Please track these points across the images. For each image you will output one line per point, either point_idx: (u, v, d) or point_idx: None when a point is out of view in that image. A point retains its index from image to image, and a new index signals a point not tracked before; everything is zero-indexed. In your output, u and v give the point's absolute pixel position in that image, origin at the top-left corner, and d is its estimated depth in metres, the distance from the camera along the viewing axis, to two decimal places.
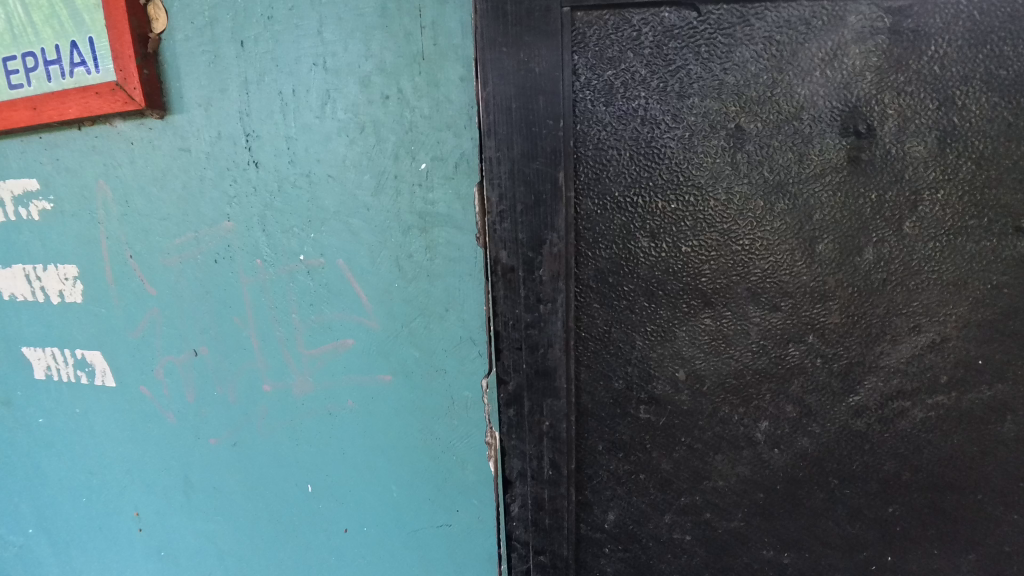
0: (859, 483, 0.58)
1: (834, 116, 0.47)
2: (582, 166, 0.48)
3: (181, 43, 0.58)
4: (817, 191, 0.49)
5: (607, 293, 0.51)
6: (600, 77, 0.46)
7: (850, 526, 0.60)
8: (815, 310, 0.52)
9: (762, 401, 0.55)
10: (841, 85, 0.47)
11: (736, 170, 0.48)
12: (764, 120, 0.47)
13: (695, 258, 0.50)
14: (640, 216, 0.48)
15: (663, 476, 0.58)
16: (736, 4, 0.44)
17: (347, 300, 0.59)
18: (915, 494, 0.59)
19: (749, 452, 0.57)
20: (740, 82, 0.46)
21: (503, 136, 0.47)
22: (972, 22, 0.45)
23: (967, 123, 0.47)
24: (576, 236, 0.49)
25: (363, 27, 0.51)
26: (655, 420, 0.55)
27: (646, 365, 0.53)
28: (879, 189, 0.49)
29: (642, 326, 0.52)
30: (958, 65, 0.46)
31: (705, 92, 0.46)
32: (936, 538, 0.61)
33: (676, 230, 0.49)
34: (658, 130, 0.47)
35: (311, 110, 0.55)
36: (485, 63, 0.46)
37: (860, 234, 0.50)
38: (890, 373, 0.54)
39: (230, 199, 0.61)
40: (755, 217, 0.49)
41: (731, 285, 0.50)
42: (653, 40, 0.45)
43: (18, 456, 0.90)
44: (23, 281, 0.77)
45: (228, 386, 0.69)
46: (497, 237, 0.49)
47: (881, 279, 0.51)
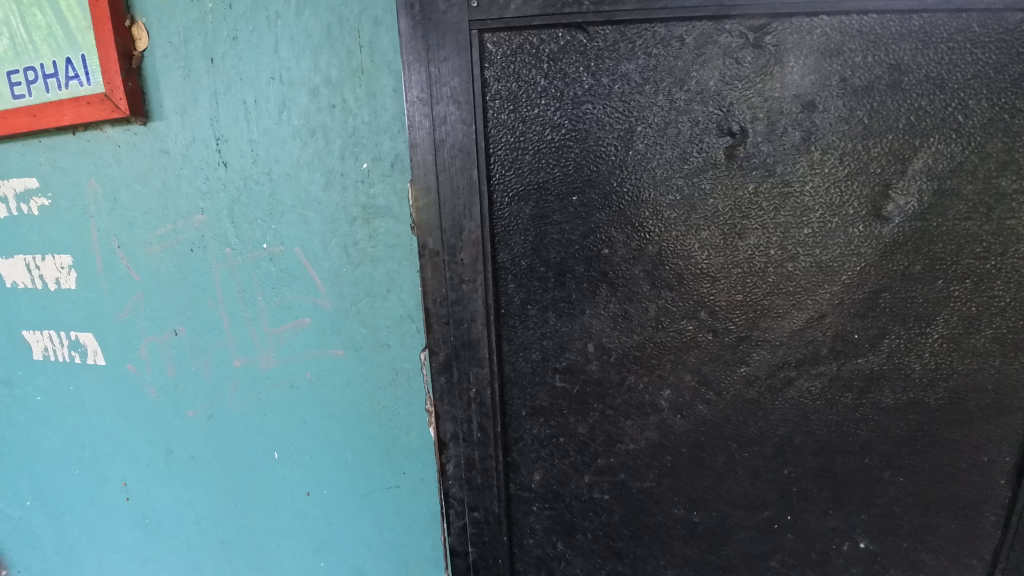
0: (755, 446, 0.63)
1: (710, 120, 0.54)
2: (495, 164, 0.56)
3: (159, 59, 0.67)
4: (700, 183, 0.55)
5: (521, 275, 0.58)
6: (506, 88, 0.54)
7: (751, 487, 0.65)
8: (704, 290, 0.58)
9: (664, 370, 0.61)
10: (715, 92, 0.53)
11: (628, 167, 0.55)
12: (650, 123, 0.54)
13: (596, 243, 0.57)
14: (546, 207, 0.56)
15: (581, 439, 0.64)
16: (619, 25, 0.52)
17: (303, 283, 0.67)
18: (808, 458, 0.63)
19: (655, 417, 0.62)
20: (626, 91, 0.53)
21: (426, 140, 0.55)
22: (826, 37, 0.51)
23: (827, 123, 0.54)
24: (492, 224, 0.57)
25: (312, 46, 0.60)
26: (570, 388, 0.62)
27: (558, 339, 0.60)
28: (754, 182, 0.55)
29: (553, 303, 0.59)
30: (816, 74, 0.52)
31: (596, 100, 0.54)
32: (830, 500, 0.64)
33: (578, 219, 0.56)
34: (558, 133, 0.54)
35: (269, 117, 0.63)
36: (410, 77, 0.55)
37: (744, 220, 0.56)
38: (776, 346, 0.59)
39: (203, 194, 0.69)
40: (646, 208, 0.56)
41: (629, 268, 0.58)
42: (550, 56, 0.53)
43: (17, 432, 0.98)
44: (23, 270, 0.85)
45: (203, 362, 0.77)
46: (423, 227, 0.58)
47: (762, 260, 0.57)
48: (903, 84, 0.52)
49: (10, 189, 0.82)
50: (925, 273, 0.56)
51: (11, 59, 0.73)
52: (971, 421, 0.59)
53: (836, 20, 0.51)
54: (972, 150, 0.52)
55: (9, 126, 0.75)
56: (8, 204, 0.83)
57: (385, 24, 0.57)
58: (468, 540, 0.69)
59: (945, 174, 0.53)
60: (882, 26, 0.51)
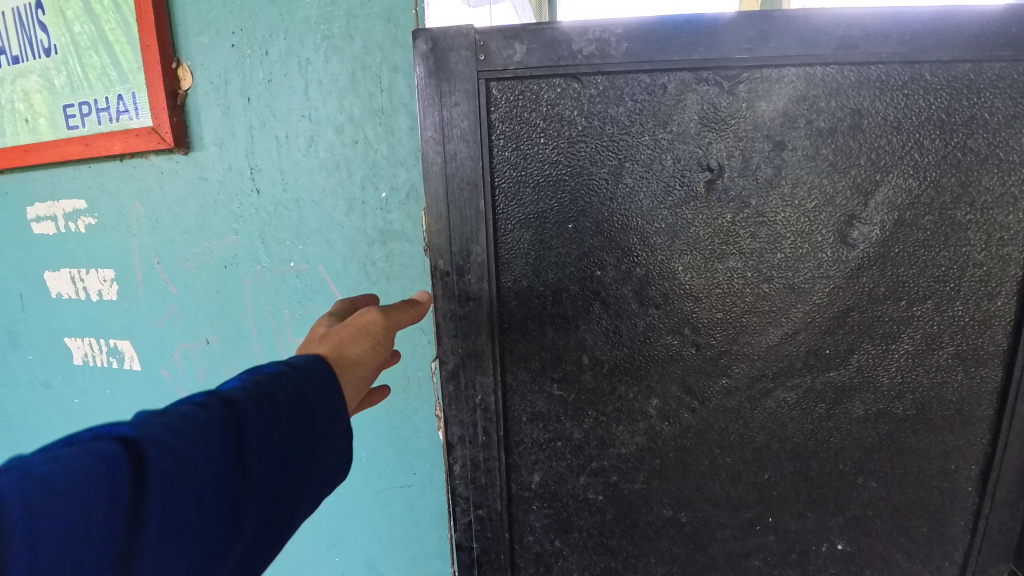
0: (737, 452, 0.69)
1: (692, 157, 0.61)
2: (500, 195, 0.63)
3: (201, 97, 0.74)
4: (684, 213, 0.62)
5: (523, 293, 0.65)
6: (510, 129, 0.61)
7: (733, 489, 0.70)
8: (688, 307, 0.65)
9: (652, 380, 0.67)
10: (695, 133, 0.60)
11: (618, 198, 0.62)
12: (637, 160, 0.61)
13: (590, 265, 0.64)
14: (545, 233, 0.63)
15: (576, 443, 0.70)
16: (609, 75, 0.59)
17: (325, 297, 0.74)
18: (785, 462, 0.69)
19: (644, 423, 0.68)
20: (616, 132, 0.60)
21: (438, 172, 0.62)
22: (794, 84, 0.59)
23: (796, 159, 0.61)
24: (496, 248, 0.64)
25: (338, 88, 0.67)
26: (566, 396, 0.68)
27: (556, 351, 0.67)
28: (732, 211, 0.62)
29: (551, 319, 0.66)
30: (785, 117, 0.60)
31: (590, 140, 0.61)
32: (808, 502, 0.70)
33: (574, 244, 0.63)
34: (556, 168, 0.61)
35: (299, 150, 0.71)
36: (425, 117, 0.61)
37: (723, 247, 0.63)
38: (754, 360, 0.66)
39: (237, 217, 0.77)
40: (635, 234, 0.63)
41: (619, 287, 0.64)
42: (549, 102, 0.60)
43: (51, 433, 1.04)
44: (69, 282, 0.93)
45: (232, 368, 0.84)
46: (435, 247, 0.64)
47: (740, 283, 0.64)
48: (864, 125, 0.60)
49: (60, 209, 0.90)
50: (888, 295, 0.63)
51: (68, 94, 0.81)
52: (935, 430, 0.66)
53: (803, 70, 0.59)
54: (927, 186, 0.60)
55: (64, 154, 0.83)
56: (58, 222, 0.91)
57: (404, 71, 0.65)
58: (473, 536, 0.74)
59: (905, 206, 0.60)
60: (841, 76, 0.59)
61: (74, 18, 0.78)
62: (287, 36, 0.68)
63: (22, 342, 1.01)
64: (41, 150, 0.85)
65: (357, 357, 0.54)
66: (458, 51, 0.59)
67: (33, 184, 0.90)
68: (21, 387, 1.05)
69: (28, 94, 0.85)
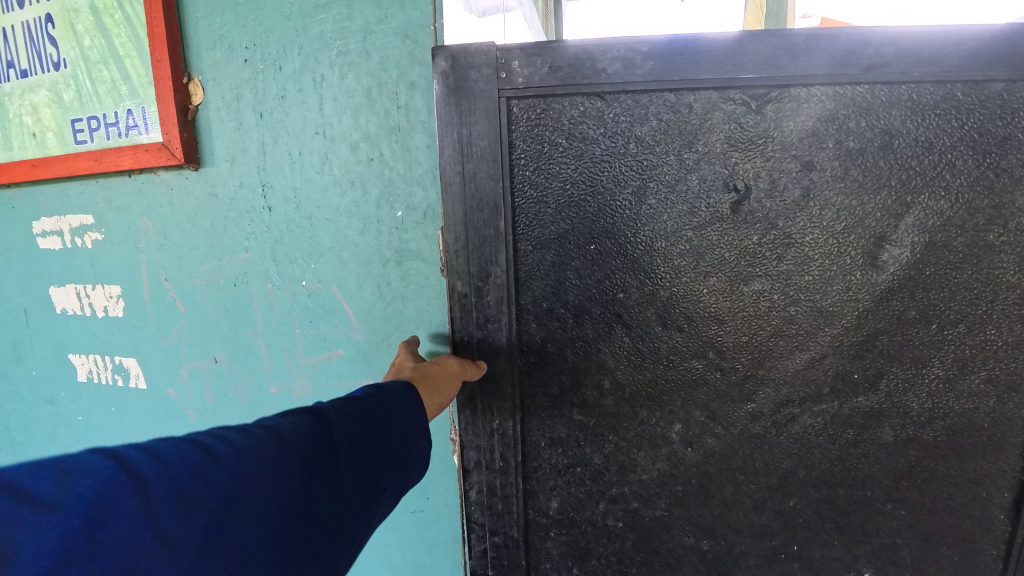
0: (761, 479, 0.66)
1: (717, 177, 0.59)
2: (520, 216, 0.61)
3: (212, 112, 0.73)
4: (709, 234, 0.60)
5: (543, 315, 0.63)
6: (531, 148, 0.59)
7: (757, 517, 0.67)
8: (712, 331, 0.62)
9: (675, 406, 0.65)
10: (721, 153, 0.58)
11: (642, 219, 0.60)
12: (662, 181, 0.59)
13: (612, 288, 0.62)
14: (566, 255, 0.61)
15: (595, 469, 0.68)
16: (634, 93, 0.57)
17: (337, 318, 0.72)
18: (811, 489, 0.66)
19: (666, 449, 0.66)
20: (640, 151, 0.59)
21: (457, 193, 0.61)
22: (823, 104, 0.57)
23: (824, 181, 0.58)
24: (516, 270, 0.62)
25: (353, 105, 0.66)
26: (586, 421, 0.66)
27: (576, 375, 0.65)
28: (758, 233, 0.59)
29: (572, 342, 0.64)
30: (813, 137, 0.57)
31: (613, 159, 0.59)
32: (834, 531, 0.67)
33: (596, 266, 0.61)
34: (578, 188, 0.59)
35: (313, 167, 0.69)
36: (444, 138, 0.60)
37: (749, 269, 0.60)
38: (780, 385, 0.63)
39: (248, 234, 0.75)
40: (659, 256, 0.61)
41: (642, 310, 0.62)
42: (571, 120, 0.58)
43: (55, 450, 1.02)
44: (75, 297, 0.91)
45: (240, 388, 0.82)
46: (453, 269, 0.63)
47: (766, 306, 0.61)
48: (895, 146, 0.57)
49: (67, 224, 0.88)
50: (918, 319, 0.60)
51: (77, 108, 0.80)
52: (967, 456, 0.63)
53: (832, 89, 0.56)
54: (959, 208, 0.57)
55: (71, 169, 0.82)
56: (64, 237, 0.89)
57: (421, 88, 0.63)
58: (489, 563, 0.72)
59: (936, 228, 0.58)
60: (872, 95, 0.56)
61: (84, 32, 0.77)
62: (302, 52, 0.67)
63: (26, 358, 1.00)
64: (49, 164, 0.84)
65: (448, 369, 0.59)
66: (479, 69, 0.58)
67: (39, 199, 0.89)
68: (24, 404, 1.03)
69: (36, 109, 0.84)
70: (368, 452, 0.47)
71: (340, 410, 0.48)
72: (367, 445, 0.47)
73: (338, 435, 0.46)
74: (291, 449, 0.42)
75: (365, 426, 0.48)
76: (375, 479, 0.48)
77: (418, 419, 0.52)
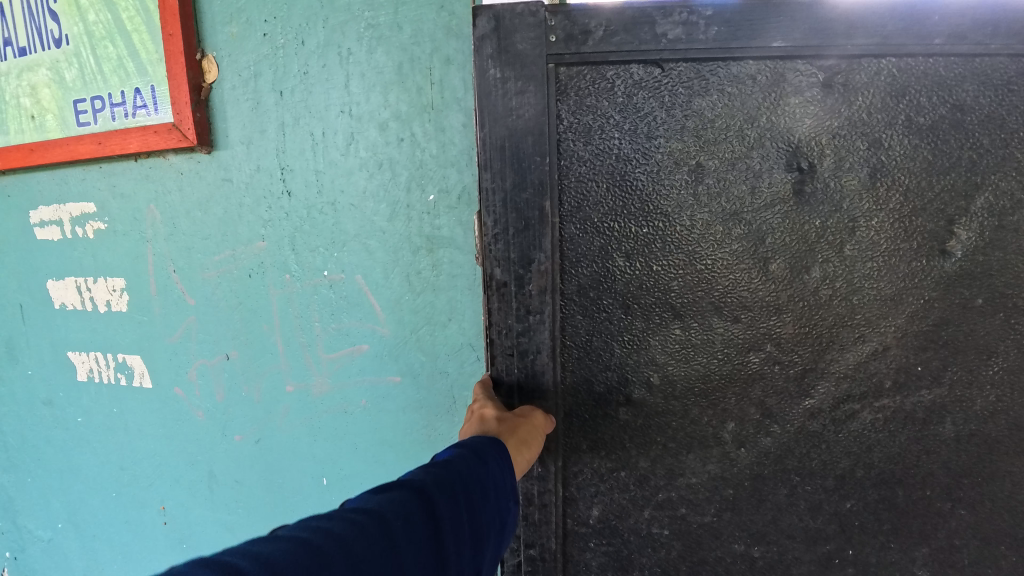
0: (816, 478, 0.57)
1: (780, 154, 0.53)
2: (567, 196, 0.56)
3: (227, 91, 0.68)
4: (768, 218, 0.54)
5: (588, 305, 0.58)
6: (580, 122, 0.55)
7: (811, 520, 0.58)
8: (770, 322, 0.55)
9: (729, 404, 0.58)
10: (785, 128, 0.52)
11: (697, 201, 0.55)
12: (720, 157, 0.54)
13: (665, 274, 0.56)
14: (616, 239, 0.56)
15: (641, 473, 0.61)
16: (694, 62, 0.52)
17: (362, 310, 0.68)
18: (869, 490, 0.57)
19: (718, 450, 0.59)
20: (699, 125, 0.53)
21: (497, 170, 0.56)
22: (892, 79, 0.50)
23: (894, 160, 0.51)
24: (561, 255, 0.57)
25: (382, 82, 0.61)
26: (632, 420, 0.60)
27: (622, 372, 0.59)
28: (821, 217, 0.53)
29: (619, 334, 0.58)
30: (882, 113, 0.51)
31: (669, 135, 0.54)
32: (892, 533, 0.57)
33: (647, 251, 0.56)
34: (630, 166, 0.55)
35: (337, 149, 0.65)
36: (483, 110, 0.55)
37: (808, 256, 0.54)
38: (839, 379, 0.55)
39: (264, 222, 0.70)
40: (715, 240, 0.55)
41: (697, 300, 0.56)
42: (625, 90, 0.54)
43: (52, 454, 0.97)
44: (75, 291, 0.86)
45: (254, 387, 0.77)
46: (494, 256, 0.58)
47: (827, 296, 0.54)
48: (966, 123, 0.50)
49: (66, 213, 0.83)
50: (988, 307, 0.52)
51: (79, 88, 0.75)
52: None
53: (901, 61, 0.50)
54: None
55: (73, 153, 0.77)
56: (63, 227, 0.84)
57: (457, 62, 0.59)
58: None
59: (1010, 209, 0.50)
60: (945, 68, 0.49)
61: (88, 6, 0.72)
62: (327, 25, 0.62)
63: (22, 357, 0.94)
64: (48, 149, 0.79)
65: (535, 422, 0.55)
66: (524, 32, 0.53)
67: (37, 187, 0.84)
68: (20, 405, 0.97)
69: (35, 90, 0.79)
70: (466, 525, 0.39)
71: (431, 477, 0.40)
72: (464, 519, 0.39)
73: (434, 511, 0.37)
74: (384, 539, 0.34)
75: (460, 495, 0.40)
76: (475, 560, 0.40)
77: (509, 482, 0.45)
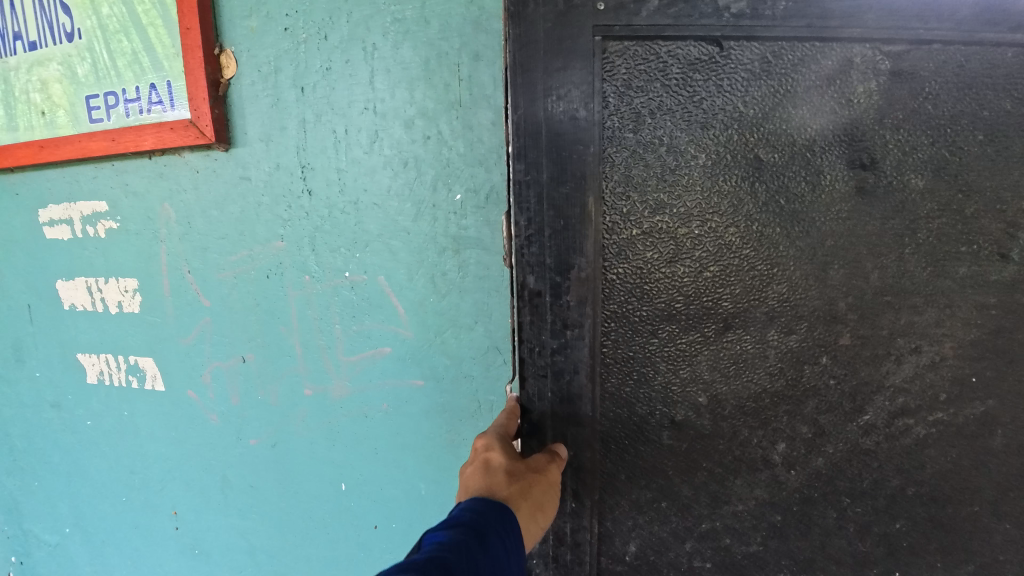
0: (865, 498, 0.54)
1: (843, 147, 0.48)
2: (610, 193, 0.51)
3: (246, 87, 0.67)
4: (830, 220, 0.49)
5: (632, 316, 0.54)
6: (627, 106, 0.49)
7: (859, 544, 0.55)
8: (827, 333, 0.52)
9: (780, 423, 0.54)
10: (850, 119, 0.47)
11: (755, 200, 0.50)
12: (780, 149, 0.49)
13: (716, 281, 0.52)
14: (663, 242, 0.52)
15: (683, 502, 0.57)
16: (755, 41, 0.47)
17: (384, 312, 0.66)
18: (918, 508, 0.54)
19: (766, 474, 0.55)
20: (760, 113, 0.48)
21: (532, 160, 0.51)
22: (959, 70, 0.46)
23: (960, 156, 0.47)
24: (603, 259, 0.53)
25: (408, 78, 0.60)
26: (677, 445, 0.56)
27: (666, 390, 0.55)
28: (883, 216, 0.49)
29: (665, 347, 0.54)
30: (949, 105, 0.46)
31: (726, 124, 0.49)
32: (939, 553, 0.55)
33: (698, 255, 0.51)
34: (681, 159, 0.50)
35: (360, 147, 0.63)
36: (517, 89, 0.50)
37: (867, 260, 0.50)
38: (895, 393, 0.52)
39: (283, 221, 0.69)
40: (772, 244, 0.51)
41: (750, 308, 0.52)
42: (678, 72, 0.48)
43: (60, 457, 0.95)
44: (84, 292, 0.84)
45: (270, 390, 0.75)
46: (530, 266, 0.54)
47: (885, 302, 0.50)
48: None
49: (77, 212, 0.81)
50: None
51: (92, 83, 0.73)
52: None
53: (969, 50, 0.45)
54: None
55: (84, 150, 0.75)
56: (74, 226, 0.82)
57: (486, 58, 0.57)
58: None
59: None
60: (1015, 59, 0.45)
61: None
62: (350, 20, 0.61)
63: (30, 358, 0.92)
64: (58, 146, 0.77)
65: (551, 477, 0.51)
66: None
67: (47, 184, 0.82)
68: (27, 408, 0.95)
69: (46, 85, 0.77)
70: None
71: None
72: None
73: None
74: None
75: None
76: None
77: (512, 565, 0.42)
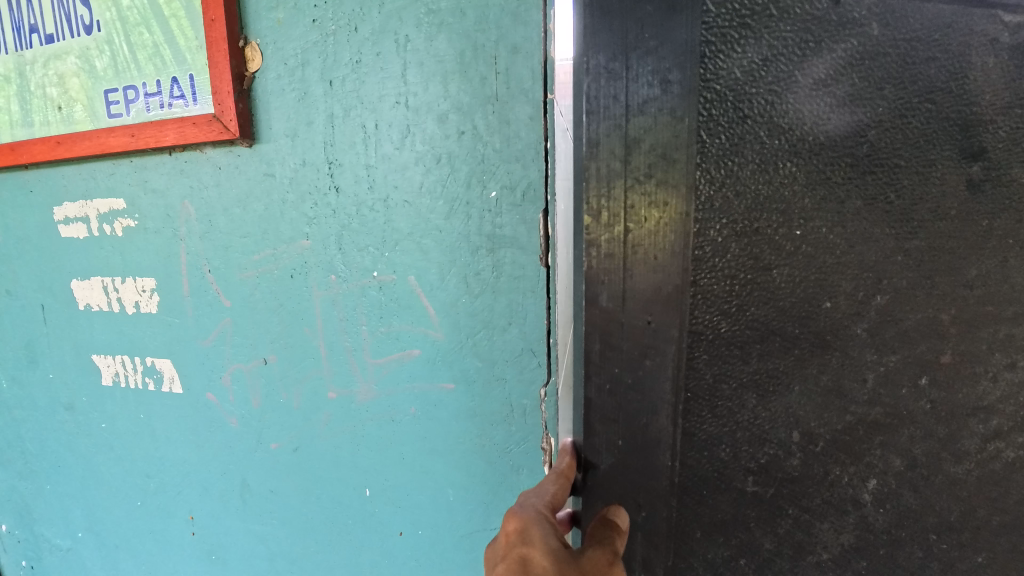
0: (953, 532, 0.43)
1: (959, 130, 0.36)
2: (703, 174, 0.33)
3: (272, 81, 0.65)
4: (944, 221, 0.37)
5: (719, 346, 0.37)
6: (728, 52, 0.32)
7: None
8: (926, 347, 0.40)
9: (874, 456, 0.41)
10: (973, 95, 0.36)
11: (871, 198, 0.36)
12: (905, 129, 0.35)
13: (819, 304, 0.37)
14: (760, 249, 0.36)
15: (764, 558, 0.41)
16: None
17: (414, 313, 0.64)
18: (1003, 538, 0.44)
19: (854, 517, 0.42)
20: (888, 82, 0.34)
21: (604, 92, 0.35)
22: None
23: None
24: (685, 257, 0.35)
25: (443, 71, 0.58)
26: (761, 492, 0.40)
27: (754, 434, 0.39)
28: (991, 213, 0.38)
29: (755, 380, 0.38)
30: None
31: (850, 94, 0.34)
32: None
33: (801, 269, 0.36)
34: (788, 136, 0.34)
35: (391, 143, 0.61)
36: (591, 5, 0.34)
37: (965, 264, 0.39)
38: (991, 415, 0.42)
39: (309, 219, 0.67)
40: (885, 254, 0.37)
41: (850, 329, 0.38)
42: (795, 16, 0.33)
43: (73, 460, 0.93)
44: (100, 292, 0.82)
45: (293, 393, 0.73)
46: (599, 276, 0.37)
47: (989, 309, 0.40)
48: None
49: (94, 210, 0.79)
50: None
51: (111, 77, 0.71)
52: None
53: None
54: None
55: (102, 146, 0.73)
56: (90, 224, 0.80)
57: (525, 51, 0.55)
58: None
59: None
60: None
61: None
62: (382, 11, 0.59)
63: (43, 360, 0.90)
64: (75, 141, 0.75)
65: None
66: None
67: (62, 181, 0.80)
68: (39, 410, 0.93)
69: (63, 79, 0.75)
70: None
71: None
72: None
73: None
74: None
75: None
76: None
77: None
